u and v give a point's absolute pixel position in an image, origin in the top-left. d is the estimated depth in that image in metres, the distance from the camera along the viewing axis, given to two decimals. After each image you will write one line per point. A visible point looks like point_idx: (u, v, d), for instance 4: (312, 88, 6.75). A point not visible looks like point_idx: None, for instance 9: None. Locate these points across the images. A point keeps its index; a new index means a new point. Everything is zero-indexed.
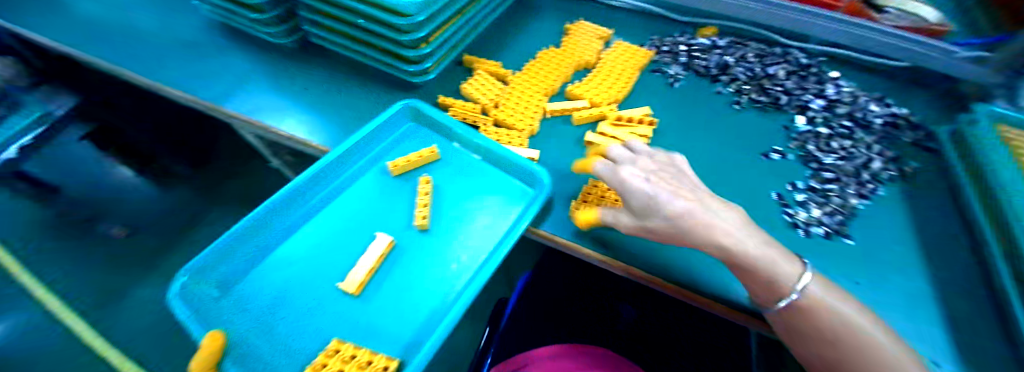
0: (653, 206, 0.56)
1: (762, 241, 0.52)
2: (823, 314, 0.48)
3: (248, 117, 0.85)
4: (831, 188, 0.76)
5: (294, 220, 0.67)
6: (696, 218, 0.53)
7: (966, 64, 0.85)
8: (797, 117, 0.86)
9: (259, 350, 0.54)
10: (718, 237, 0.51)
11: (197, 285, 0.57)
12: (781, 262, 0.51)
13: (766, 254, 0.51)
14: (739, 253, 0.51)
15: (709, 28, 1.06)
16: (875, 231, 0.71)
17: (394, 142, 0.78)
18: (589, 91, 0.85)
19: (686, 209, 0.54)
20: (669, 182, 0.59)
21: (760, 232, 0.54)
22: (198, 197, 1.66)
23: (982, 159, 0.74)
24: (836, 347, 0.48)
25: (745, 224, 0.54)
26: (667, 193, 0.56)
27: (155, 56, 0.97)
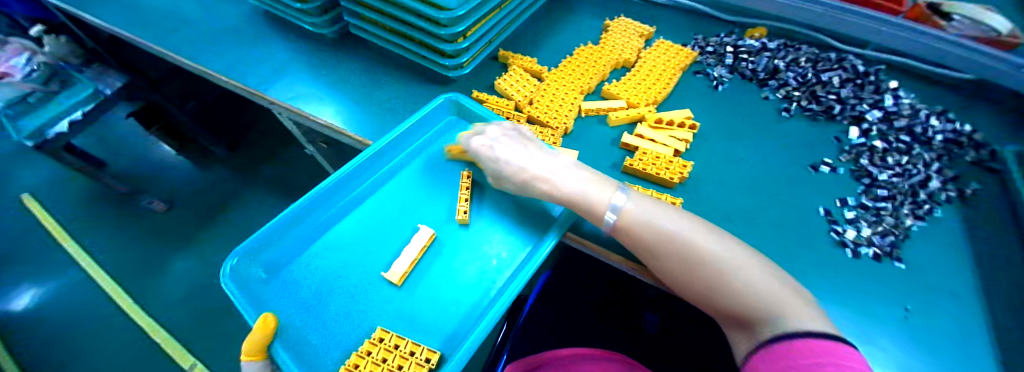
0: (497, 170, 0.64)
1: (579, 180, 0.59)
2: (635, 228, 0.55)
3: (287, 104, 0.86)
4: (884, 206, 0.70)
5: (338, 207, 0.67)
6: (528, 175, 0.61)
7: None
8: (851, 129, 0.81)
9: (305, 332, 0.55)
10: (556, 192, 0.60)
11: (247, 267, 0.58)
12: (598, 193, 0.58)
13: (588, 189, 0.58)
14: (562, 196, 0.59)
15: (758, 28, 1.00)
16: (929, 254, 0.66)
17: (436, 133, 0.78)
18: (627, 91, 0.83)
19: (519, 167, 0.62)
20: (506, 141, 0.64)
21: (587, 172, 0.60)
22: (232, 179, 1.71)
23: None
24: (657, 257, 0.53)
25: (570, 167, 0.61)
26: (510, 159, 0.63)
27: (202, 41, 1.00)
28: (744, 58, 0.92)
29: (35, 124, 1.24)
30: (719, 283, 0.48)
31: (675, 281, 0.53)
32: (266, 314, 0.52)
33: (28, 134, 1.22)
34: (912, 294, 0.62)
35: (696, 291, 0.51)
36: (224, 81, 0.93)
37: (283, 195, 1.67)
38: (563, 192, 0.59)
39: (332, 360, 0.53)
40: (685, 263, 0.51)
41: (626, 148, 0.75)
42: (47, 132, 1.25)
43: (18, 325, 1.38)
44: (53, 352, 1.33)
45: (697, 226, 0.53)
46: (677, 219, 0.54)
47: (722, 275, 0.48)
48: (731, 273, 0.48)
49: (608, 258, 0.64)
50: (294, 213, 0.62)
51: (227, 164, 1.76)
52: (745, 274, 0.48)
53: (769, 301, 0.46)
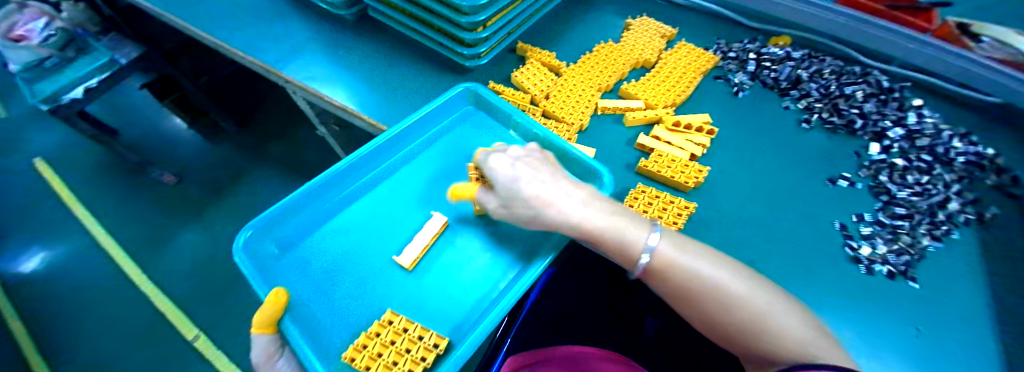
0: (514, 191, 0.56)
1: (608, 212, 0.54)
2: (666, 269, 0.51)
3: (303, 84, 0.86)
4: (901, 225, 0.69)
5: (350, 190, 0.67)
6: (549, 200, 0.54)
7: None
8: (872, 145, 0.80)
9: (313, 310, 0.55)
10: (575, 221, 0.53)
11: (259, 241, 0.59)
12: (627, 227, 0.53)
13: (616, 223, 0.53)
14: (585, 228, 0.53)
15: (782, 37, 0.98)
16: (945, 276, 0.65)
17: (452, 123, 0.78)
18: (645, 91, 0.81)
19: (540, 191, 0.54)
20: (531, 163, 0.57)
21: (609, 205, 0.55)
22: (242, 155, 1.72)
23: None
24: (690, 300, 0.50)
25: (597, 198, 0.55)
26: (529, 179, 0.55)
27: (220, 16, 1.00)
28: (766, 66, 0.90)
29: (52, 88, 1.26)
30: (757, 333, 0.45)
31: (701, 321, 0.50)
32: (278, 289, 0.52)
33: (44, 98, 1.24)
34: (926, 316, 0.61)
35: (727, 336, 0.48)
36: (241, 57, 0.93)
37: (290, 174, 1.68)
38: (588, 224, 0.53)
39: (340, 339, 0.53)
40: (710, 302, 0.48)
41: (642, 149, 0.74)
42: (63, 97, 1.27)
43: (24, 286, 1.40)
44: (57, 314, 1.35)
45: (720, 262, 0.51)
46: (700, 255, 0.51)
47: (749, 317, 0.46)
48: (758, 314, 0.46)
49: None
50: (308, 192, 0.62)
51: (237, 141, 1.77)
52: (774, 314, 0.46)
53: (801, 343, 0.44)
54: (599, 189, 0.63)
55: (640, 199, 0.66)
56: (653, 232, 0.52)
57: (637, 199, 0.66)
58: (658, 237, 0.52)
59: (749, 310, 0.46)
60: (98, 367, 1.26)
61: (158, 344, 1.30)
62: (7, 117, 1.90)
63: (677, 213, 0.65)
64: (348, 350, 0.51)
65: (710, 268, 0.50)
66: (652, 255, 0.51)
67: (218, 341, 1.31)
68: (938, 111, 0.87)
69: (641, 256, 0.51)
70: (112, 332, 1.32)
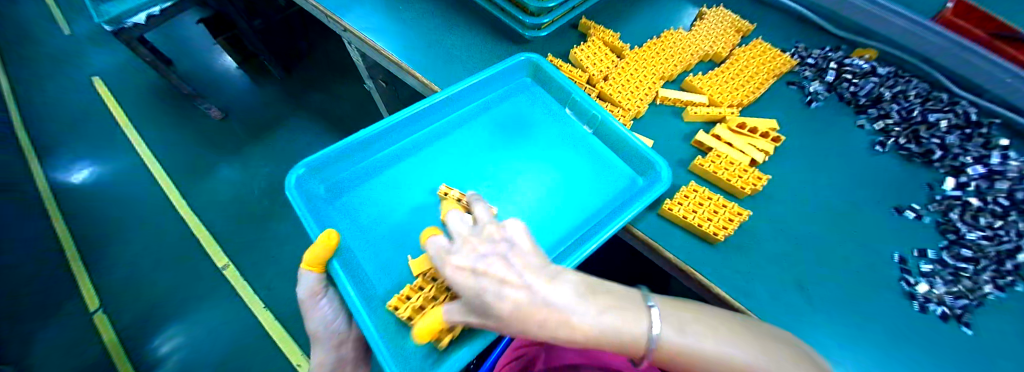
0: (482, 306, 0.43)
1: (597, 311, 0.41)
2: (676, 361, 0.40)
3: (360, 33, 0.86)
4: (965, 268, 0.63)
5: (398, 147, 0.70)
6: (530, 312, 0.41)
7: None
8: (948, 179, 0.73)
9: (358, 256, 0.59)
10: (561, 326, 0.40)
11: (312, 182, 0.63)
12: (625, 325, 0.41)
13: (610, 327, 0.40)
14: (582, 340, 0.40)
15: (869, 49, 0.91)
16: (1008, 328, 0.60)
17: (507, 93, 0.77)
18: (711, 87, 0.78)
19: (515, 298, 0.41)
20: (491, 266, 0.44)
21: (592, 298, 0.42)
22: (285, 99, 1.77)
23: None
24: None
25: (583, 293, 0.42)
26: (492, 284, 0.43)
27: None
28: (847, 79, 0.84)
29: (116, 10, 1.29)
30: None
31: None
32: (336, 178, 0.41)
33: (108, 19, 1.28)
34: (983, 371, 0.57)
35: None
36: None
37: (327, 125, 1.71)
38: (584, 327, 0.40)
39: (382, 290, 0.57)
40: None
41: (699, 146, 0.72)
42: (125, 21, 1.31)
43: (74, 194, 1.50)
44: (101, 225, 1.44)
45: (730, 330, 0.41)
46: (706, 329, 0.41)
47: None
48: None
49: (654, 257, 0.64)
50: (360, 143, 0.65)
51: (280, 85, 1.81)
52: None
53: None
54: (658, 182, 0.63)
55: (690, 198, 0.64)
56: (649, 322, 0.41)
57: (686, 198, 0.64)
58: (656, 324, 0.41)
59: None
60: (134, 280, 1.34)
61: (189, 268, 1.37)
62: (71, 34, 2.00)
63: (728, 218, 0.62)
64: (393, 299, 0.54)
65: (723, 346, 0.40)
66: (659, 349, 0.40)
67: (244, 272, 1.38)
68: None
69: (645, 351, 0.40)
70: (150, 250, 1.40)
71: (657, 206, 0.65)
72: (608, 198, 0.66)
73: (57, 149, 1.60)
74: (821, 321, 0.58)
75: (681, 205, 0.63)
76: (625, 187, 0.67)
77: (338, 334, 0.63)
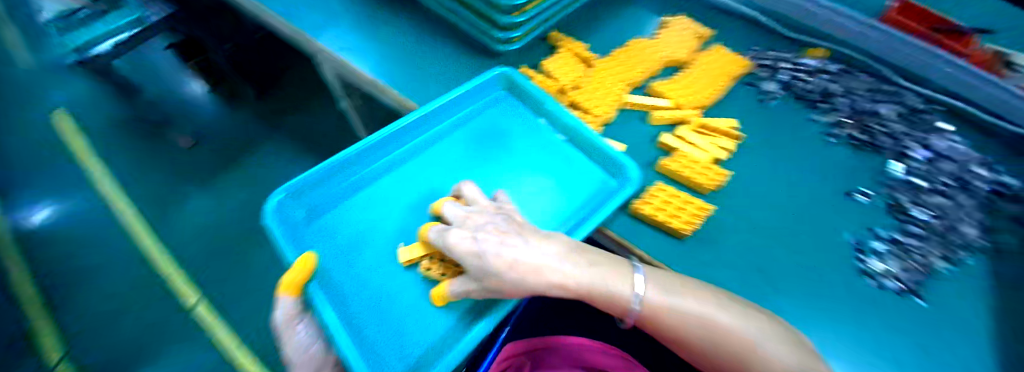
0: (485, 266, 0.48)
1: (587, 264, 0.49)
2: (661, 317, 0.49)
3: (335, 55, 0.87)
4: (915, 245, 0.68)
5: (377, 165, 0.71)
6: (533, 266, 0.47)
7: None
8: (894, 164, 0.78)
9: (337, 276, 0.60)
10: (556, 277, 0.47)
11: (291, 205, 0.64)
12: (612, 278, 0.49)
13: (597, 277, 0.49)
14: (573, 286, 0.48)
15: (819, 49, 0.97)
16: (954, 299, 0.65)
17: (483, 106, 0.80)
18: (676, 92, 0.82)
19: (517, 257, 0.47)
20: (494, 230, 0.50)
21: (586, 254, 0.50)
22: (260, 122, 1.75)
23: None
24: (685, 338, 0.49)
25: (574, 249, 0.50)
26: (497, 246, 0.48)
27: None
28: (800, 78, 0.91)
29: (83, 40, 1.31)
30: (749, 361, 0.46)
31: (689, 351, 0.50)
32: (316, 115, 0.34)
33: (74, 49, 1.30)
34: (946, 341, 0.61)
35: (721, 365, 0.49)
36: (280, 22, 0.94)
37: (305, 147, 1.70)
38: (578, 277, 0.48)
39: (360, 308, 0.57)
40: (699, 341, 0.48)
41: (665, 148, 0.75)
42: (91, 50, 1.32)
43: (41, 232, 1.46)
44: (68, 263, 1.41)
45: (706, 294, 0.50)
46: (684, 290, 0.50)
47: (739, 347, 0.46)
48: (747, 342, 0.46)
49: (623, 253, 0.67)
50: (337, 164, 0.67)
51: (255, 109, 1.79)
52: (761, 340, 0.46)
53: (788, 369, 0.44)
54: (629, 183, 0.66)
55: (656, 197, 0.68)
56: (638, 282, 0.49)
57: (654, 195, 0.68)
58: (643, 285, 0.50)
59: (739, 337, 0.47)
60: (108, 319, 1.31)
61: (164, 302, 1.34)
62: None
63: (694, 213, 0.66)
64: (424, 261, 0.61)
65: (701, 306, 0.49)
66: (645, 304, 0.49)
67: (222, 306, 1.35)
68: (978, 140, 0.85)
69: (632, 306, 0.49)
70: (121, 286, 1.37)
71: (627, 206, 0.68)
72: (586, 198, 0.69)
73: (13, 185, 1.52)
74: (793, 307, 0.61)
75: (648, 204, 0.66)
76: (600, 189, 0.69)
77: (316, 360, 0.61)
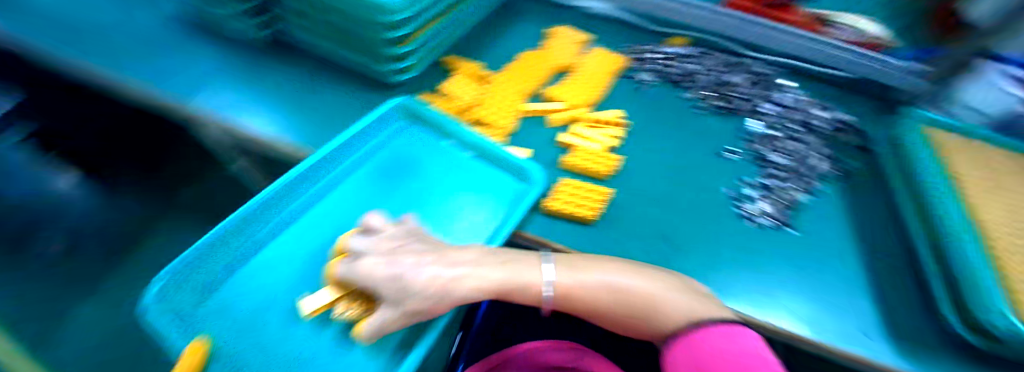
0: (403, 287, 0.50)
1: (502, 264, 0.56)
2: (572, 294, 0.56)
3: (215, 116, 0.81)
4: (778, 185, 0.82)
5: (270, 227, 0.67)
6: (451, 279, 0.52)
7: (909, 77, 0.99)
8: (751, 121, 0.94)
9: (249, 349, 0.56)
10: (471, 282, 0.53)
11: (179, 287, 0.59)
12: (526, 270, 0.56)
13: (511, 274, 0.55)
14: (489, 286, 0.54)
15: (680, 37, 1.14)
16: (815, 223, 0.78)
17: (387, 138, 0.82)
18: (566, 94, 0.91)
19: (433, 275, 0.51)
20: (406, 253, 0.55)
21: (498, 258, 0.57)
22: (152, 205, 1.56)
23: (917, 171, 0.80)
24: (598, 308, 0.57)
25: (488, 253, 0.58)
26: (413, 267, 0.52)
27: (116, 52, 0.91)
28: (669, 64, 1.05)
29: None
30: (652, 312, 0.54)
31: (605, 318, 0.58)
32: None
33: None
34: (826, 251, 0.74)
35: (631, 322, 0.57)
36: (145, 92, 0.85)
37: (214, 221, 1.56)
38: (494, 279, 0.54)
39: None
40: (607, 307, 0.56)
41: (565, 146, 0.83)
42: None
43: None
44: None
45: (608, 265, 0.58)
46: (590, 266, 0.57)
47: (641, 302, 0.55)
48: (647, 298, 0.54)
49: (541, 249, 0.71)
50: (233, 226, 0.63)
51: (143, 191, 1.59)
52: (659, 292, 0.55)
53: (681, 309, 0.53)
54: (535, 186, 0.72)
55: (562, 192, 0.74)
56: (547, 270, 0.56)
57: (559, 191, 0.74)
58: (551, 270, 0.56)
59: (640, 295, 0.55)
60: None
61: None
62: None
63: (596, 200, 0.73)
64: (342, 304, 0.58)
65: (605, 276, 0.56)
66: (555, 287, 0.56)
67: None
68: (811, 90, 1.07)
69: (544, 291, 0.56)
70: None
71: (538, 206, 0.73)
72: (501, 207, 0.73)
73: None
74: (695, 259, 0.70)
75: (556, 200, 0.73)
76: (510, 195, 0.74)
77: None
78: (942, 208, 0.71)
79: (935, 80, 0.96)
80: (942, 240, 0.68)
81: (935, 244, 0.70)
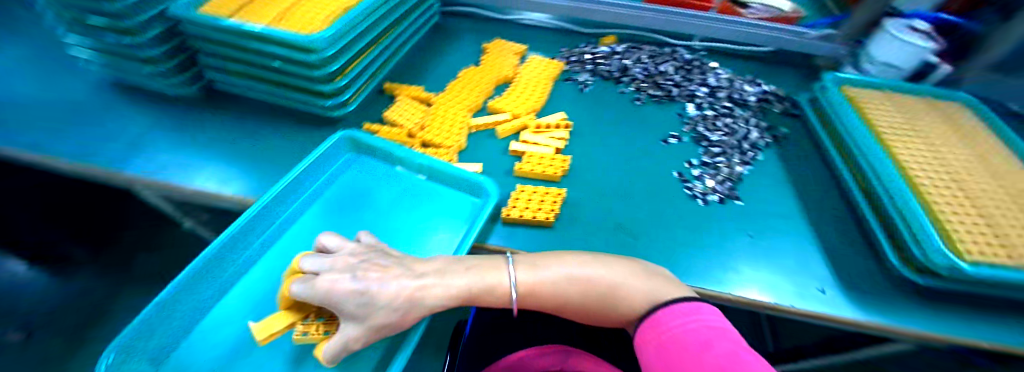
0: (371, 302, 0.51)
1: (467, 270, 0.58)
2: (537, 289, 0.58)
3: (152, 177, 0.77)
4: (720, 160, 0.89)
5: (227, 276, 0.65)
6: (417, 289, 0.54)
7: (819, 42, 1.14)
8: (687, 105, 1.02)
9: None
10: (436, 291, 0.55)
11: (127, 357, 0.53)
12: (488, 275, 0.58)
13: (474, 278, 0.57)
14: (455, 293, 0.56)
15: (610, 36, 1.23)
16: (759, 189, 0.85)
17: (336, 171, 0.83)
18: (510, 104, 0.95)
19: (402, 288, 0.53)
20: (370, 268, 0.54)
21: (463, 264, 0.59)
22: (101, 282, 1.42)
23: (842, 133, 0.89)
24: (563, 300, 0.58)
25: (452, 262, 0.59)
26: (377, 281, 0.52)
27: (35, 126, 0.86)
28: (603, 63, 1.12)
29: None
30: (613, 299, 0.58)
31: (570, 310, 0.60)
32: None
33: None
34: (775, 213, 0.80)
35: (594, 311, 0.59)
36: (72, 162, 0.79)
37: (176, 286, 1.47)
38: (458, 286, 0.56)
39: None
40: (571, 297, 0.58)
41: (517, 154, 0.86)
42: None
43: None
44: None
45: (572, 259, 0.61)
46: (553, 261, 0.60)
47: (604, 290, 0.57)
48: (610, 285, 0.58)
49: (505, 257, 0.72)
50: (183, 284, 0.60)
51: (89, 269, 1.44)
52: (621, 280, 0.58)
53: (644, 293, 0.56)
54: (489, 197, 0.75)
55: (521, 199, 0.77)
56: (511, 269, 0.59)
57: (518, 198, 0.77)
58: (515, 270, 0.59)
59: (604, 284, 0.58)
60: None
61: None
62: None
63: (553, 201, 0.77)
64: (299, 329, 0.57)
65: (572, 269, 0.59)
66: (520, 284, 0.58)
67: None
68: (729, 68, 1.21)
69: (510, 291, 0.58)
70: None
71: (499, 217, 0.76)
72: (462, 221, 0.75)
73: None
74: (657, 240, 0.74)
75: (515, 208, 0.75)
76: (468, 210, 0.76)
77: None
78: (871, 161, 0.79)
79: (847, 42, 1.12)
80: (875, 190, 0.76)
81: (869, 193, 0.78)
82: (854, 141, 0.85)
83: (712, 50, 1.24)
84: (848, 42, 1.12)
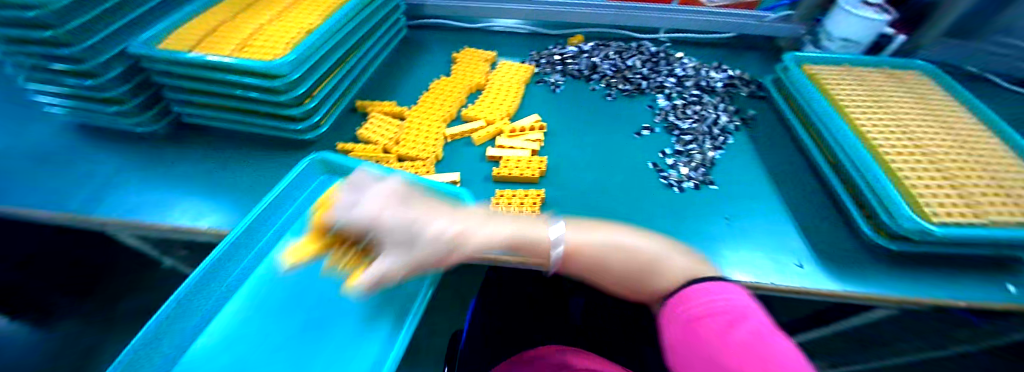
0: (419, 231, 0.55)
1: (512, 221, 0.60)
2: (581, 246, 0.57)
3: (122, 218, 0.75)
4: (692, 148, 0.91)
5: (207, 314, 0.50)
6: (461, 231, 0.57)
7: (778, 24, 1.17)
8: (657, 97, 1.05)
9: None
10: (479, 239, 0.57)
11: None
12: (530, 227, 0.60)
13: (518, 227, 0.59)
14: (502, 239, 0.58)
15: (577, 36, 1.26)
16: (733, 172, 0.87)
17: (312, 194, 0.70)
18: (483, 111, 0.97)
19: (452, 225, 0.57)
20: (418, 202, 0.59)
21: (506, 216, 0.62)
22: (84, 331, 1.38)
23: (806, 110, 0.92)
24: (605, 262, 0.57)
25: (491, 213, 0.62)
26: (428, 215, 0.57)
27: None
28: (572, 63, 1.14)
29: None
30: (657, 270, 0.55)
31: (606, 277, 0.58)
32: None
33: None
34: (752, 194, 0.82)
35: (632, 282, 0.57)
36: (36, 211, 0.77)
37: None
38: (504, 236, 0.58)
39: None
40: (613, 262, 0.57)
41: (494, 160, 0.87)
42: None
43: None
44: None
45: (617, 229, 0.60)
46: (594, 223, 0.61)
47: (645, 260, 0.56)
48: (652, 257, 0.56)
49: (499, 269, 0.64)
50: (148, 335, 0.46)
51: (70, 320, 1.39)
52: (664, 255, 0.56)
53: (686, 269, 0.54)
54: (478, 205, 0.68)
55: (501, 203, 0.78)
56: (558, 221, 0.59)
57: (498, 203, 0.77)
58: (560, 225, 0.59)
59: (647, 256, 0.56)
60: None
61: None
62: None
63: (533, 202, 0.78)
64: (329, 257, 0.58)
65: (622, 235, 0.58)
66: (567, 240, 0.58)
67: None
68: (694, 56, 1.24)
69: (554, 248, 0.58)
70: None
71: None
72: None
73: None
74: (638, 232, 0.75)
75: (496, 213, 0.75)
76: None
77: None
78: (834, 135, 0.83)
79: (804, 22, 1.16)
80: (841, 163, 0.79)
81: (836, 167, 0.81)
82: (816, 117, 0.88)
83: (676, 41, 1.27)
84: (804, 22, 1.16)
